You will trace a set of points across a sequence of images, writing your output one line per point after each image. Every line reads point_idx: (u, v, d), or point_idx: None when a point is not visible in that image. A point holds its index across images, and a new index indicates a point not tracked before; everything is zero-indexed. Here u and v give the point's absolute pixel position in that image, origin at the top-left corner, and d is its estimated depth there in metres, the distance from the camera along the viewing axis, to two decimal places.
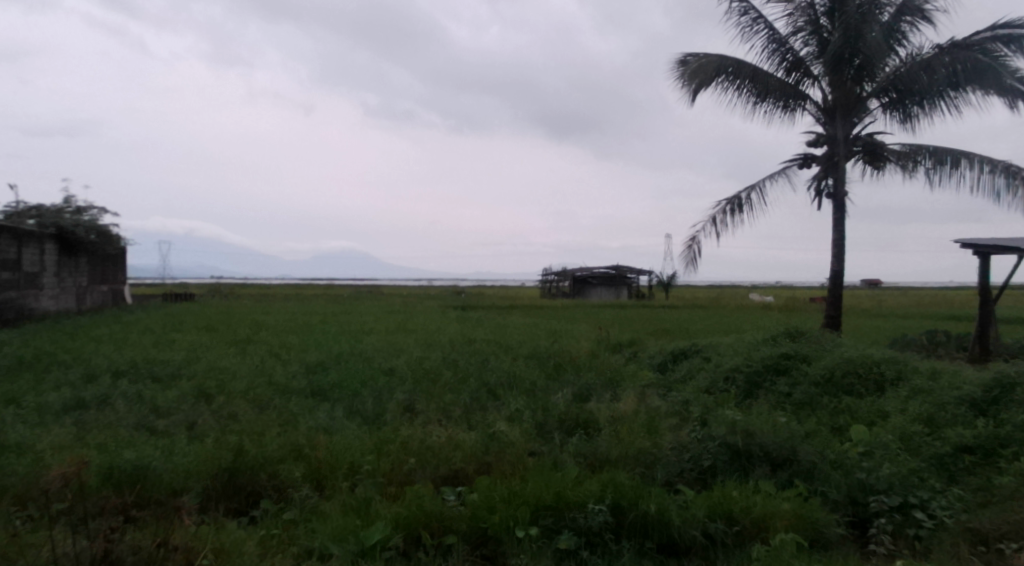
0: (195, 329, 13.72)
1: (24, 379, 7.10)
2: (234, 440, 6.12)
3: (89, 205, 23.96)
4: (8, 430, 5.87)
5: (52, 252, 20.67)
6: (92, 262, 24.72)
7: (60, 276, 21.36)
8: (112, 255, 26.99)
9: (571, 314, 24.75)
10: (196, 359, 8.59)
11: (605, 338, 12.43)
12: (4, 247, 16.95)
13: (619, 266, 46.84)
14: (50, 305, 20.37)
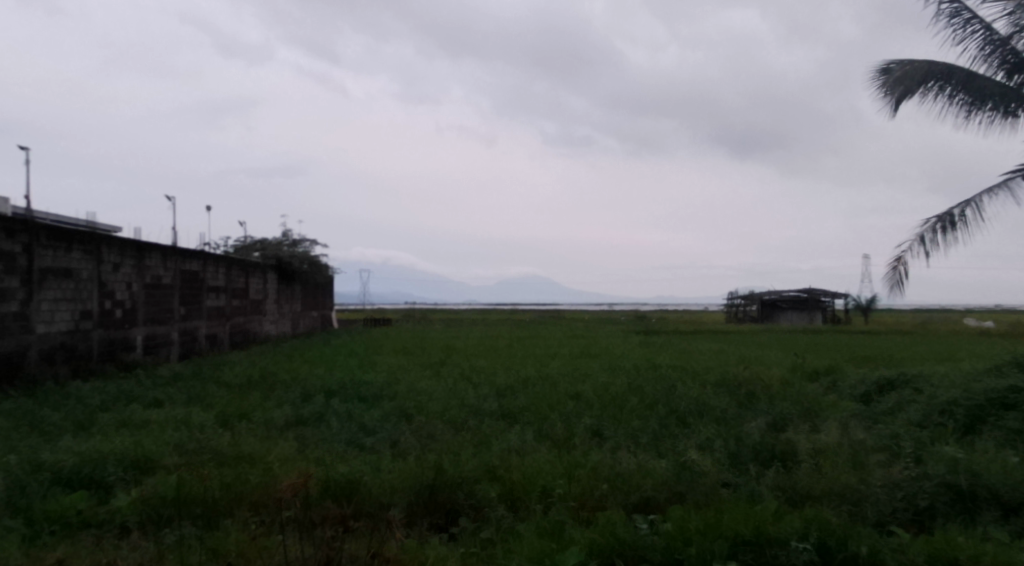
0: (397, 353, 14.61)
1: (253, 396, 7.89)
2: (433, 459, 6.41)
3: (304, 238, 26.54)
4: (243, 441, 6.52)
5: (273, 280, 22.94)
6: (305, 290, 27.30)
7: (279, 303, 23.68)
8: (321, 282, 29.71)
9: (764, 339, 23.91)
10: (395, 380, 9.14)
11: (798, 365, 11.83)
12: (236, 277, 18.96)
13: (812, 289, 44.53)
14: (270, 329, 22.56)
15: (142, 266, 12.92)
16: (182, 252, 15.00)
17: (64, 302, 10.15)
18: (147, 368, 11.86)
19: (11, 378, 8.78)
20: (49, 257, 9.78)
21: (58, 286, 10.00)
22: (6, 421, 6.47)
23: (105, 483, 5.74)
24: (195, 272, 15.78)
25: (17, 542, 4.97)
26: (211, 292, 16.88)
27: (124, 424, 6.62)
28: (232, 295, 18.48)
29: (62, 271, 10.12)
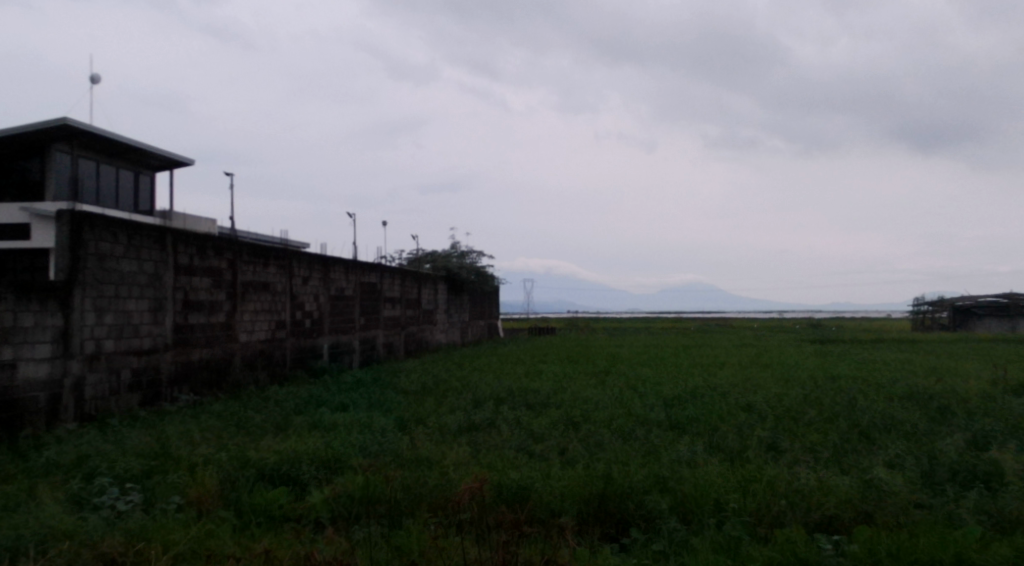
0: (559, 361, 14.71)
1: (427, 402, 8.28)
2: (602, 468, 6.43)
3: (471, 250, 27.70)
4: (421, 445, 6.85)
5: (443, 291, 24.06)
6: (473, 300, 28.43)
7: (449, 313, 24.80)
8: (487, 293, 30.84)
9: (967, 350, 21.98)
10: (561, 389, 9.33)
11: (999, 379, 10.81)
12: (410, 288, 20.01)
13: (1014, 294, 40.77)
14: (442, 338, 23.68)
15: (326, 279, 13.91)
16: (360, 266, 16.03)
17: (263, 314, 11.10)
18: (331, 373, 12.73)
19: (220, 383, 9.68)
20: (249, 271, 10.75)
21: (257, 298, 10.97)
22: (219, 422, 7.18)
23: (301, 480, 6.21)
24: (373, 284, 16.85)
25: (230, 531, 5.49)
26: (387, 303, 17.91)
27: (316, 426, 7.16)
28: (406, 305, 19.54)
29: (261, 284, 11.09)
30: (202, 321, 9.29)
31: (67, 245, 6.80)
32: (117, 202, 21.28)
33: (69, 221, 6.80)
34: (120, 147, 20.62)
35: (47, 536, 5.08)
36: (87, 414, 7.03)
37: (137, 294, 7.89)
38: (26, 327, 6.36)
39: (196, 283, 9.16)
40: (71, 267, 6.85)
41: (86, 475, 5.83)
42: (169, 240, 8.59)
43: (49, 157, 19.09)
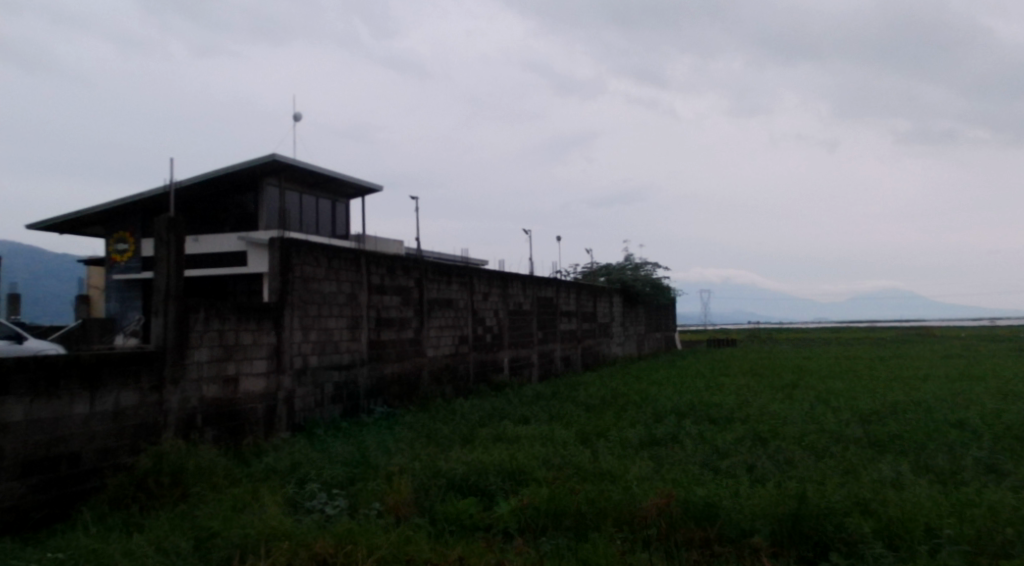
0: (740, 375, 14.12)
1: (607, 415, 8.38)
2: (795, 487, 6.16)
3: (645, 262, 27.90)
4: (603, 459, 6.89)
5: (618, 304, 24.38)
6: (649, 313, 28.54)
7: (625, 325, 25.13)
8: (664, 305, 30.89)
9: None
10: (745, 403, 9.23)
11: None
12: (586, 302, 20.39)
13: None
14: (616, 352, 23.69)
15: (506, 294, 14.34)
16: (537, 280, 16.38)
17: (448, 329, 11.61)
18: (512, 386, 13.06)
19: (411, 396, 10.24)
20: (434, 289, 11.27)
21: (443, 314, 11.49)
22: (413, 433, 7.59)
23: (489, 491, 6.42)
24: (550, 298, 17.28)
25: (426, 538, 5.72)
26: (563, 317, 18.16)
27: (500, 438, 7.39)
28: (583, 318, 19.86)
29: (445, 301, 11.59)
30: (394, 337, 9.87)
31: (278, 269, 7.49)
32: (317, 229, 23.42)
33: (279, 247, 7.48)
34: (318, 178, 22.69)
35: (270, 535, 5.53)
36: (297, 424, 7.77)
37: (338, 313, 8.52)
38: (246, 345, 7.12)
39: (387, 301, 9.74)
40: (282, 289, 7.55)
41: (299, 480, 6.35)
42: (363, 261, 9.18)
43: (261, 192, 21.45)
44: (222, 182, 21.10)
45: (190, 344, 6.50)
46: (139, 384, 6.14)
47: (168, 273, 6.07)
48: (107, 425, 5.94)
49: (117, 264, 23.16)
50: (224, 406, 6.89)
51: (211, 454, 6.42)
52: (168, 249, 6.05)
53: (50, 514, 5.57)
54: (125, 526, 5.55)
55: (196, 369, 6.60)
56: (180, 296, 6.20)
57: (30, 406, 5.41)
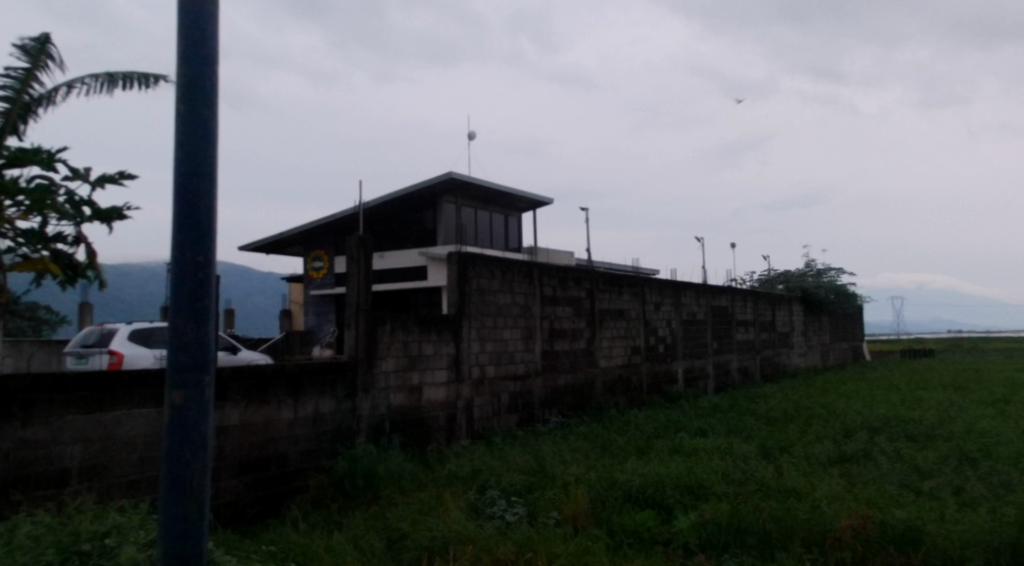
0: (945, 389, 12.98)
1: (790, 430, 8.19)
2: (1013, 513, 5.56)
3: (827, 268, 26.61)
4: (788, 476, 6.63)
5: (799, 312, 23.40)
6: (834, 321, 27.12)
7: (807, 334, 24.05)
8: (851, 314, 29.25)
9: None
10: (948, 419, 8.65)
11: None
12: (763, 311, 19.75)
13: None
14: (799, 362, 22.74)
15: (678, 304, 14.18)
16: (711, 290, 16.06)
17: (619, 340, 11.60)
18: (687, 398, 12.85)
19: (584, 406, 10.29)
20: (606, 299, 11.29)
21: (614, 324, 11.50)
22: (588, 445, 7.64)
23: (667, 505, 6.31)
24: (726, 308, 16.97)
25: (605, 549, 5.65)
26: (740, 326, 17.76)
27: (677, 451, 7.35)
28: (760, 328, 19.27)
29: (617, 311, 11.58)
30: (566, 347, 9.98)
31: (456, 283, 7.80)
32: (490, 242, 24.35)
33: (457, 261, 7.79)
34: (490, 194, 23.63)
35: (454, 538, 5.66)
36: (475, 432, 8.02)
37: (512, 324, 8.74)
38: (428, 355, 7.45)
39: (559, 312, 9.87)
40: (459, 302, 7.85)
41: (479, 487, 6.55)
42: (536, 273, 9.36)
43: (439, 209, 22.62)
44: (403, 201, 22.57)
45: (379, 354, 6.89)
46: (336, 391, 6.59)
47: (359, 288, 6.48)
48: (308, 429, 6.42)
49: (314, 280, 25.20)
50: (409, 413, 7.24)
51: (399, 459, 6.76)
52: (359, 265, 6.46)
53: (262, 510, 6.10)
54: (325, 523, 5.96)
55: (384, 379, 6.99)
56: (369, 309, 6.60)
57: (244, 411, 5.96)
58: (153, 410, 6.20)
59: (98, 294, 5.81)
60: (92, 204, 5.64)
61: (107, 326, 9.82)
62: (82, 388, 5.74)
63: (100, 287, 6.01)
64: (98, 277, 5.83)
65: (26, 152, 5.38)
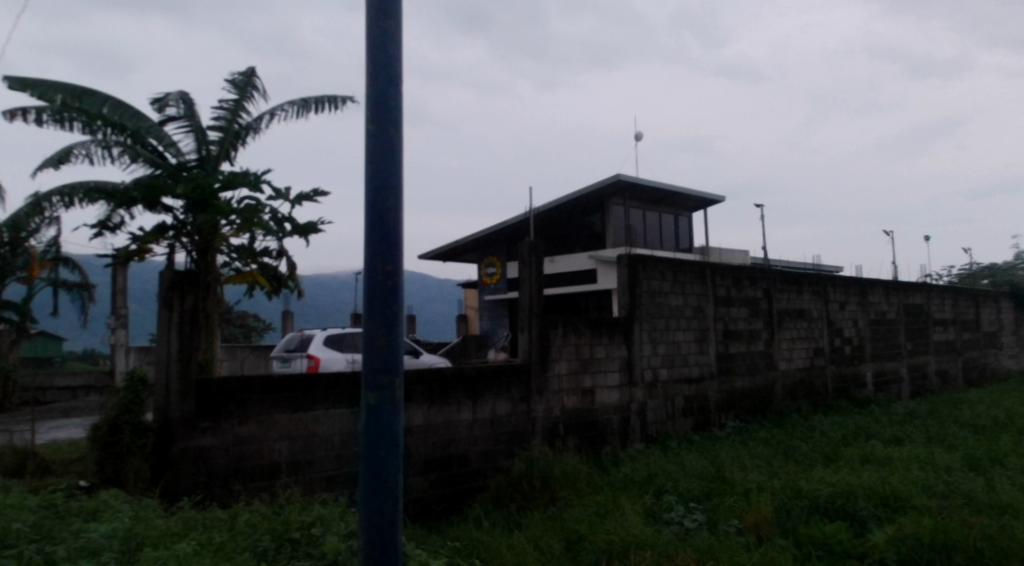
0: None
1: (1002, 441, 7.52)
2: None
3: None
4: (1001, 491, 6.06)
5: (1008, 310, 21.30)
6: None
7: (1018, 334, 21.83)
8: None
9: None
10: None
11: None
12: (964, 308, 18.15)
13: None
14: (1009, 364, 20.67)
15: (866, 303, 13.38)
16: (903, 287, 14.99)
17: (800, 342, 11.12)
18: (880, 403, 12.05)
19: (763, 410, 9.96)
20: (785, 299, 10.84)
21: (795, 325, 11.03)
22: (769, 452, 7.38)
23: (859, 517, 5.91)
24: (921, 306, 15.79)
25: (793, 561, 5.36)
26: (937, 325, 16.48)
27: (868, 460, 6.99)
28: (961, 327, 17.77)
29: (797, 311, 11.11)
30: (743, 349, 9.70)
31: (627, 285, 7.81)
32: (660, 241, 24.17)
33: (627, 263, 7.84)
34: (660, 194, 23.46)
35: (632, 542, 5.54)
36: (649, 436, 7.97)
37: (685, 326, 8.60)
38: (601, 358, 7.49)
39: (734, 313, 9.60)
40: (630, 304, 7.83)
41: (656, 491, 6.48)
42: (709, 274, 9.15)
43: (609, 211, 22.77)
44: (573, 205, 22.99)
45: (552, 358, 7.00)
46: (511, 394, 6.76)
47: (530, 292, 6.65)
48: (486, 431, 6.63)
49: (489, 286, 26.17)
50: (583, 416, 7.31)
51: (574, 461, 6.82)
52: (530, 270, 6.62)
53: (446, 507, 6.38)
54: (505, 522, 6.12)
55: (558, 382, 7.09)
56: (540, 313, 6.73)
57: (427, 412, 6.24)
58: (347, 409, 6.62)
59: (298, 302, 6.35)
60: (292, 219, 6.14)
61: (306, 332, 10.72)
62: (285, 389, 6.24)
63: (299, 296, 6.56)
64: (297, 287, 6.38)
65: (238, 176, 5.97)
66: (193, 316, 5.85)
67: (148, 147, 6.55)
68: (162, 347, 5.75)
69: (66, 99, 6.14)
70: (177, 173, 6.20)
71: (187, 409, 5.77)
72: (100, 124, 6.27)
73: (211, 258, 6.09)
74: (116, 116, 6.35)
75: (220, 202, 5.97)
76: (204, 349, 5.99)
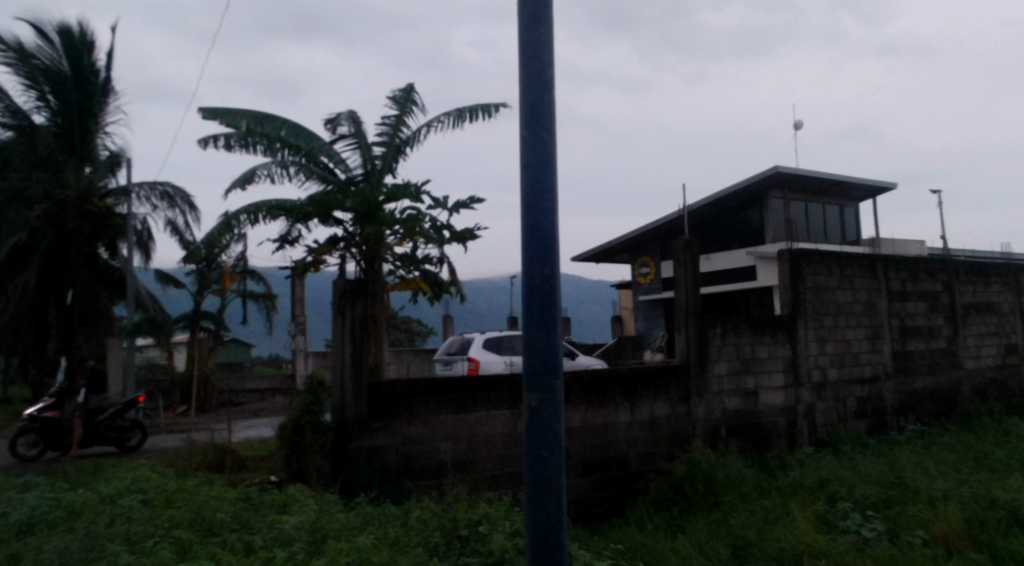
0: None
1: None
2: None
3: None
4: None
5: None
6: None
7: None
8: None
9: None
10: None
11: None
12: None
13: None
14: None
15: None
16: None
17: (990, 338, 10.22)
18: None
19: (947, 413, 9.25)
20: (970, 291, 10.00)
21: (983, 320, 10.13)
22: (957, 459, 6.82)
23: None
24: None
25: None
26: None
27: None
28: None
29: (984, 305, 10.21)
30: (922, 347, 9.04)
31: (789, 282, 7.51)
32: (823, 233, 23.19)
33: (789, 259, 7.51)
34: (823, 184, 22.42)
35: (805, 551, 5.14)
36: (820, 439, 7.62)
37: (855, 324, 8.16)
38: (763, 358, 7.24)
39: (911, 308, 8.98)
40: (794, 301, 7.52)
41: (829, 498, 6.16)
42: (880, 267, 8.59)
43: (767, 205, 22.02)
44: (730, 200, 22.41)
45: (711, 358, 6.87)
46: (670, 396, 6.69)
47: (687, 292, 6.62)
48: (646, 432, 6.60)
49: (642, 286, 25.97)
50: (747, 418, 7.11)
51: (738, 464, 6.61)
52: (686, 269, 6.60)
53: (608, 508, 6.40)
54: (669, 526, 6.01)
55: (718, 382, 6.93)
56: (698, 312, 6.66)
57: (585, 414, 6.26)
58: (508, 412, 6.76)
59: (457, 307, 6.57)
60: (450, 227, 6.35)
61: (466, 336, 11.15)
62: (449, 391, 6.47)
63: (460, 301, 6.80)
64: (456, 291, 6.58)
65: (400, 187, 6.23)
66: (363, 322, 6.18)
67: (319, 164, 7.43)
68: (337, 351, 6.11)
69: (252, 125, 7.15)
70: (345, 187, 6.71)
71: (360, 410, 6.09)
72: (280, 145, 7.22)
73: (378, 267, 6.42)
74: (292, 138, 7.25)
75: (384, 213, 6.26)
76: (373, 354, 6.30)
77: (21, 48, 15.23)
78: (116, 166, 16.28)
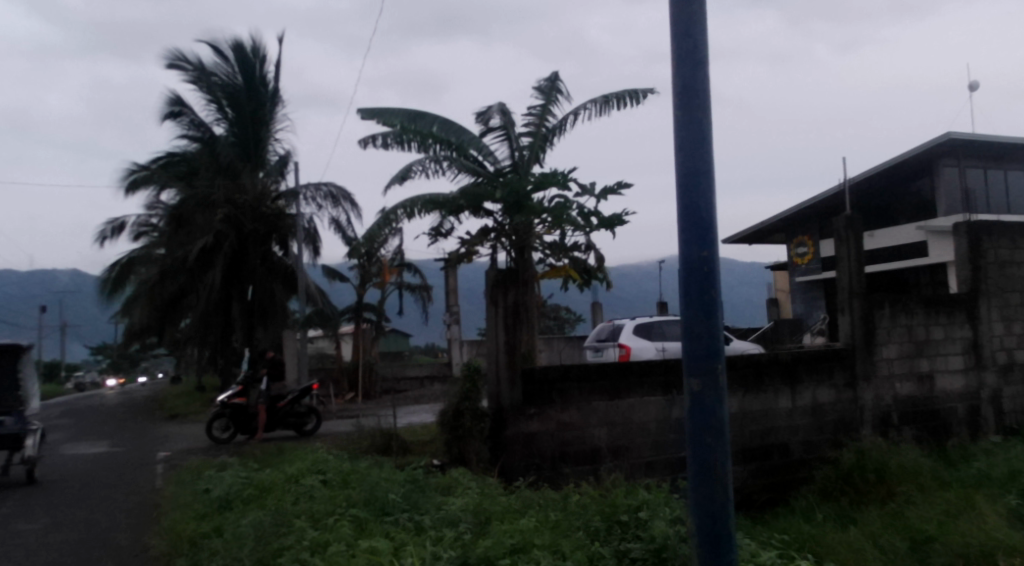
0: None
1: None
2: None
3: None
4: None
5: None
6: None
7: None
8: None
9: None
10: None
11: None
12: None
13: None
14: None
15: None
16: None
17: None
18: None
19: None
20: None
21: None
22: None
23: None
24: None
25: None
26: None
27: None
28: None
29: None
30: None
31: (968, 257, 7.02)
32: (1003, 202, 21.38)
33: (966, 231, 6.97)
34: (1003, 148, 20.57)
35: (991, 549, 4.53)
36: (1008, 426, 7.11)
37: None
38: (939, 339, 6.86)
39: None
40: (973, 277, 7.02)
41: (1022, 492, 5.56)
42: None
43: (938, 173, 20.45)
44: (897, 170, 21.03)
45: (879, 340, 6.60)
46: (835, 381, 6.48)
47: (849, 272, 6.46)
48: (810, 419, 6.44)
49: (800, 266, 24.82)
50: (922, 403, 6.75)
51: (915, 454, 6.23)
52: (848, 248, 6.46)
53: (770, 498, 6.27)
54: (839, 518, 5.71)
55: (887, 366, 6.64)
56: (863, 293, 6.46)
57: (743, 400, 6.15)
58: (661, 398, 6.71)
59: (605, 293, 6.65)
60: (598, 213, 6.38)
61: (614, 322, 11.17)
62: (601, 378, 6.49)
63: (608, 288, 6.88)
64: (603, 277, 6.65)
65: (548, 176, 6.32)
66: (515, 311, 6.33)
67: (467, 157, 8.04)
68: (491, 340, 6.29)
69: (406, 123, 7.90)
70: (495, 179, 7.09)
71: (515, 396, 6.24)
72: (432, 141, 7.92)
73: (528, 256, 6.57)
74: (443, 134, 7.97)
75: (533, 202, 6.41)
76: (526, 342, 6.40)
77: (202, 66, 16.45)
78: (285, 169, 17.42)
